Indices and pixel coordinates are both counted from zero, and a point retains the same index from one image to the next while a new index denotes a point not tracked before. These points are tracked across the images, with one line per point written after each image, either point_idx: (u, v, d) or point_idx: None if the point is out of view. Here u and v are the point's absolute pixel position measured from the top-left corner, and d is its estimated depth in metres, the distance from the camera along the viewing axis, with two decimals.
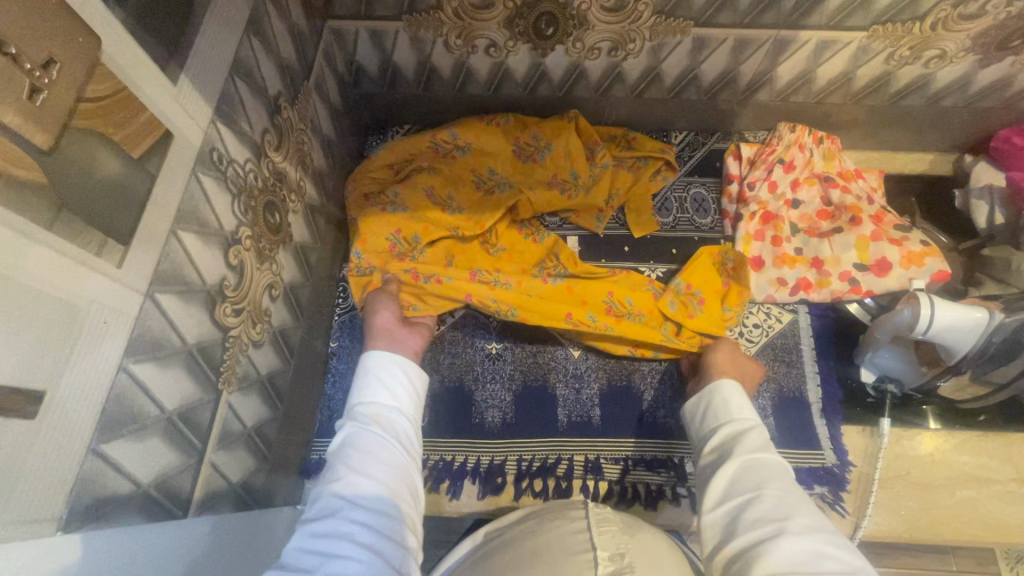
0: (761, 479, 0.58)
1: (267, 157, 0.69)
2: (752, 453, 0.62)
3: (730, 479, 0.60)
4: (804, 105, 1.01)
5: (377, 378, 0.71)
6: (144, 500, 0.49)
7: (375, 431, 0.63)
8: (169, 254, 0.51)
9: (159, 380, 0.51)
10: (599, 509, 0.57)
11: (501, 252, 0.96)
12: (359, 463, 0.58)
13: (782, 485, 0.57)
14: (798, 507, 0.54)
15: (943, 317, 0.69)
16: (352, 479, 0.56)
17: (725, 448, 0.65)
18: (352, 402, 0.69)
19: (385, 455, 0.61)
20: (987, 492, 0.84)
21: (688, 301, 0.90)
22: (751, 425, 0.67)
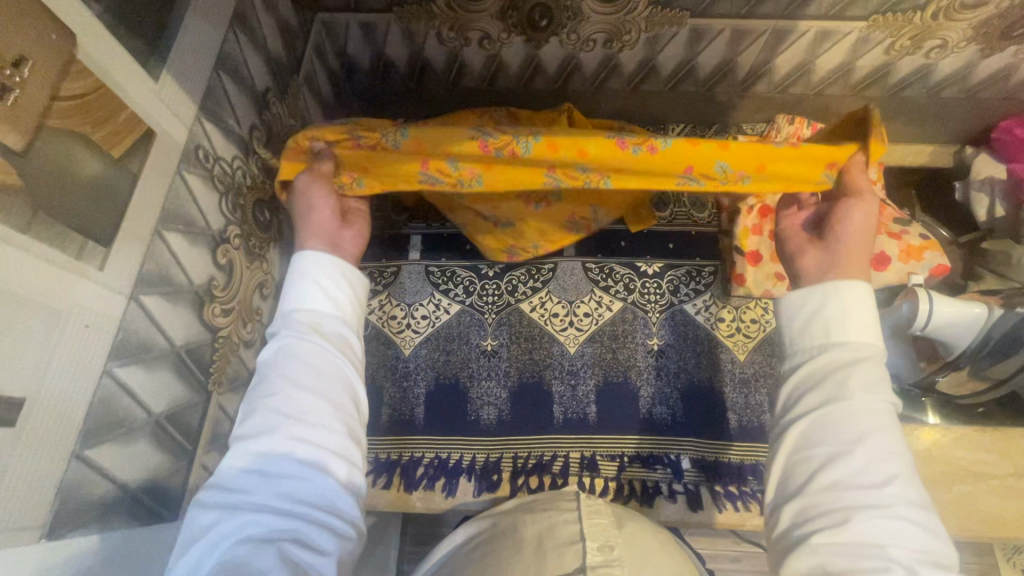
0: (859, 434, 0.46)
1: (256, 154, 0.68)
2: (857, 395, 0.47)
3: (824, 417, 0.48)
4: (803, 97, 1.00)
5: (318, 270, 0.55)
6: (132, 504, 0.49)
7: (309, 339, 0.50)
8: (154, 255, 0.50)
9: (146, 383, 0.50)
10: (591, 502, 0.56)
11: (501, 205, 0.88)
12: (293, 376, 0.47)
13: (883, 441, 0.45)
14: (897, 476, 0.44)
15: (942, 313, 0.68)
16: (285, 393, 0.47)
17: (823, 376, 0.50)
18: (286, 294, 0.54)
19: (327, 363, 0.49)
20: (986, 487, 0.84)
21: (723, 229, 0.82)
22: (862, 345, 0.51)
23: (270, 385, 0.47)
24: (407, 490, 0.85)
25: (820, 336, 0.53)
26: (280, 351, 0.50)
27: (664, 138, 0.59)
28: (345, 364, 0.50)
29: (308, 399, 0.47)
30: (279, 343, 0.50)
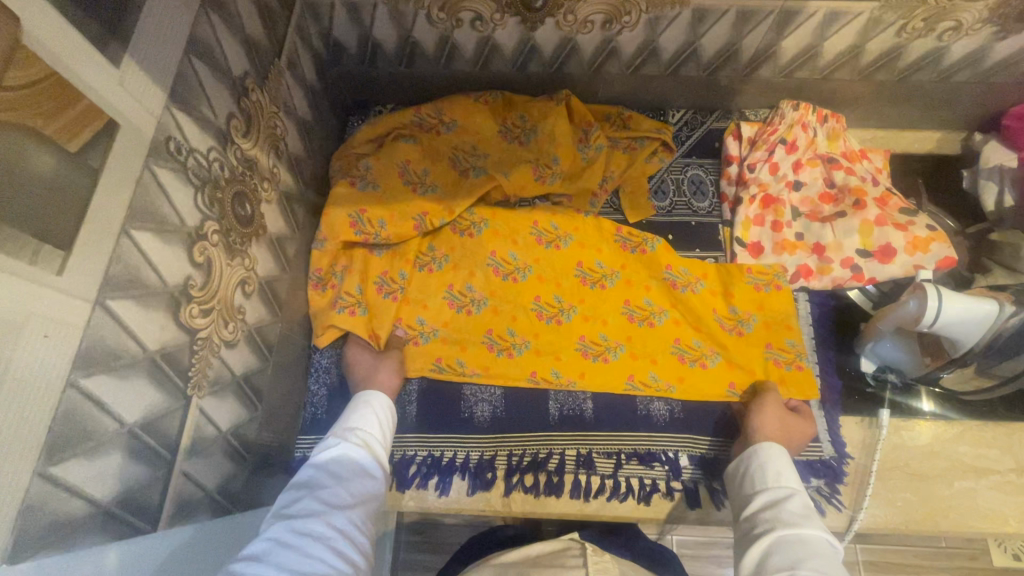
0: (796, 557, 0.55)
1: (234, 144, 0.64)
2: (786, 527, 0.59)
3: (766, 554, 0.58)
4: (809, 81, 0.96)
5: (377, 398, 0.74)
6: (106, 518, 0.47)
7: (361, 454, 0.64)
8: (122, 257, 0.47)
9: (117, 392, 0.47)
10: (595, 559, 0.68)
11: (485, 231, 0.94)
12: (341, 484, 0.59)
13: (819, 560, 0.54)
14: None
15: (952, 309, 0.66)
16: (330, 496, 0.57)
17: (762, 520, 0.63)
18: (350, 409, 0.72)
19: (363, 485, 0.61)
20: (986, 482, 0.83)
21: (701, 357, 0.87)
22: (793, 492, 0.64)
23: (321, 485, 0.58)
24: (400, 489, 0.83)
25: (759, 492, 0.67)
26: (326, 467, 0.61)
27: (615, 353, 0.88)
28: (378, 483, 0.63)
29: (349, 505, 0.58)
30: (335, 455, 0.63)
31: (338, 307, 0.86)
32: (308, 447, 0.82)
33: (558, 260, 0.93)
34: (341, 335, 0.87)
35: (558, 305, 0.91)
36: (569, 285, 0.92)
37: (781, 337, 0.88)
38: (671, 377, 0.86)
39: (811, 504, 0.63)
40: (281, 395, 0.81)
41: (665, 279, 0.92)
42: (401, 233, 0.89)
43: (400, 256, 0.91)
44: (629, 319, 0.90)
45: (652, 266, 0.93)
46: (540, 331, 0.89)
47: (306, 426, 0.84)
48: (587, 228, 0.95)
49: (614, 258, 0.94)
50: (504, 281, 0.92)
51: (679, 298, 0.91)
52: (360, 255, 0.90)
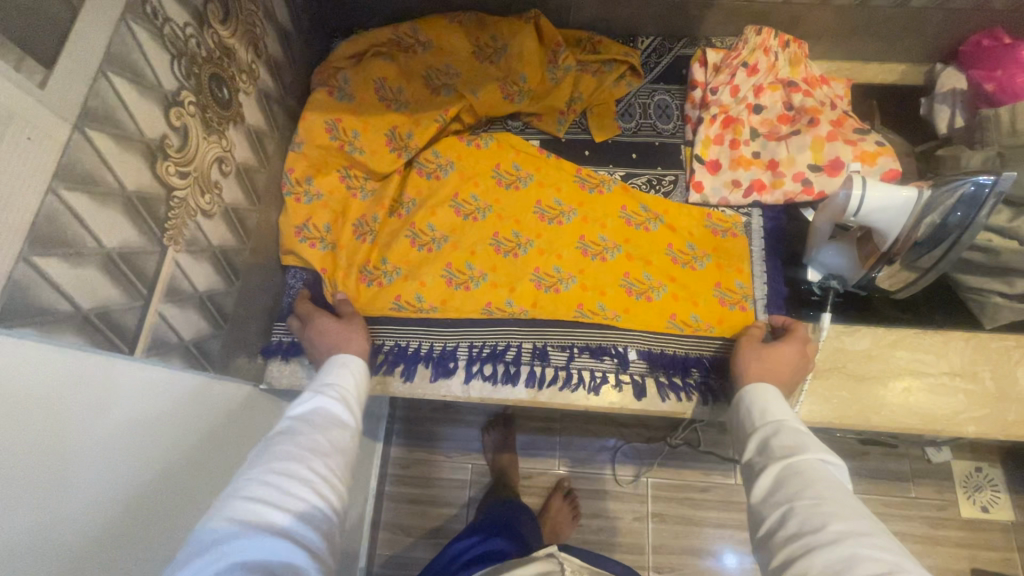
0: (793, 490, 0.56)
1: (211, 28, 0.70)
2: (780, 460, 0.60)
3: (768, 489, 0.59)
4: (771, 6, 0.99)
5: (358, 361, 0.77)
6: (85, 324, 0.53)
7: (336, 408, 0.67)
8: (99, 93, 0.53)
9: (95, 215, 0.53)
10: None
11: (452, 174, 0.99)
12: (319, 432, 0.62)
13: (818, 483, 0.55)
14: (836, 508, 0.52)
15: (874, 197, 0.70)
16: (310, 443, 0.59)
17: (760, 457, 0.63)
18: (326, 371, 0.75)
19: (341, 435, 0.64)
20: (921, 384, 0.88)
21: (648, 291, 0.92)
22: (783, 424, 0.65)
23: (301, 433, 0.60)
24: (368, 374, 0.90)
25: (753, 432, 0.67)
26: (303, 419, 0.64)
27: (566, 284, 0.93)
28: (352, 435, 0.66)
29: (328, 451, 0.60)
30: (314, 407, 0.66)
31: (301, 236, 0.92)
32: (283, 332, 0.89)
33: (519, 200, 0.99)
34: (301, 263, 0.92)
35: (515, 240, 0.96)
36: (527, 220, 0.97)
37: (731, 279, 0.93)
38: (618, 307, 0.91)
39: (806, 431, 0.64)
40: (260, 282, 0.87)
41: (621, 219, 0.97)
42: (374, 165, 0.95)
43: (377, 202, 0.96)
44: (584, 252, 0.95)
45: (609, 206, 0.98)
46: (496, 264, 0.95)
47: (282, 314, 0.91)
48: (549, 169, 1.00)
49: (573, 196, 0.98)
50: (464, 221, 0.97)
51: (634, 234, 0.96)
52: (333, 184, 0.95)
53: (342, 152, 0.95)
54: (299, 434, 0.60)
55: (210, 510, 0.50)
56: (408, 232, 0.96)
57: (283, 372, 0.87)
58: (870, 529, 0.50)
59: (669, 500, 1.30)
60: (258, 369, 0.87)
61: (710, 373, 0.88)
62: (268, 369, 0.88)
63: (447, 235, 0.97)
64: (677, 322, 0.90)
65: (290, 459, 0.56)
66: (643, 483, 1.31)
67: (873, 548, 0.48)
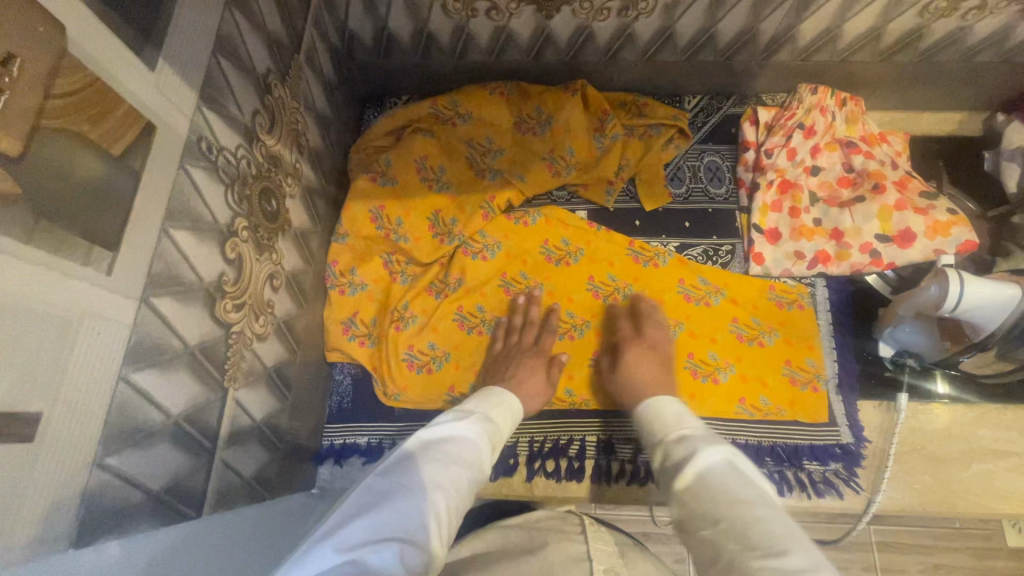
0: (704, 503, 0.46)
1: (260, 141, 0.65)
2: (678, 479, 0.50)
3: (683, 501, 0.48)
4: (827, 64, 0.95)
5: (513, 397, 0.71)
6: (156, 505, 0.49)
7: (474, 430, 0.59)
8: (162, 255, 0.48)
9: (163, 386, 0.49)
10: (594, 528, 0.62)
11: (499, 251, 0.94)
12: (451, 453, 0.54)
13: (710, 498, 0.46)
14: (736, 521, 0.42)
15: (974, 293, 0.66)
16: (460, 471, 0.52)
17: (667, 471, 0.54)
18: (479, 400, 0.68)
19: (482, 473, 0.55)
20: (1005, 465, 0.83)
21: (712, 373, 0.88)
22: (673, 440, 0.57)
23: (455, 456, 0.54)
24: None
25: (663, 441, 0.58)
26: (456, 434, 0.57)
27: None
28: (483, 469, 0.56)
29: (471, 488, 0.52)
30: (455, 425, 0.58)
31: (349, 333, 0.88)
32: (335, 434, 0.86)
33: (571, 276, 0.94)
34: (349, 358, 0.89)
35: (570, 321, 0.92)
36: (580, 298, 0.93)
37: (801, 356, 0.89)
38: (684, 393, 0.88)
39: (695, 436, 0.56)
40: (309, 386, 0.83)
41: (679, 294, 0.93)
42: (422, 250, 0.91)
43: (423, 287, 0.92)
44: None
45: (666, 280, 0.94)
46: (551, 348, 0.91)
47: (332, 417, 0.87)
48: (600, 242, 0.96)
49: (627, 271, 0.94)
50: (515, 301, 0.93)
51: (695, 311, 0.92)
52: (377, 271, 0.91)
53: (387, 240, 0.91)
54: (457, 458, 0.53)
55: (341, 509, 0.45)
56: (458, 318, 0.91)
57: (336, 476, 0.85)
58: (775, 537, 0.40)
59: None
60: (311, 475, 0.83)
61: (785, 462, 0.84)
62: (321, 474, 0.85)
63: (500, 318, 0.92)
64: (745, 406, 0.87)
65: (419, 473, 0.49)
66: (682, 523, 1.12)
67: (765, 560, 0.38)
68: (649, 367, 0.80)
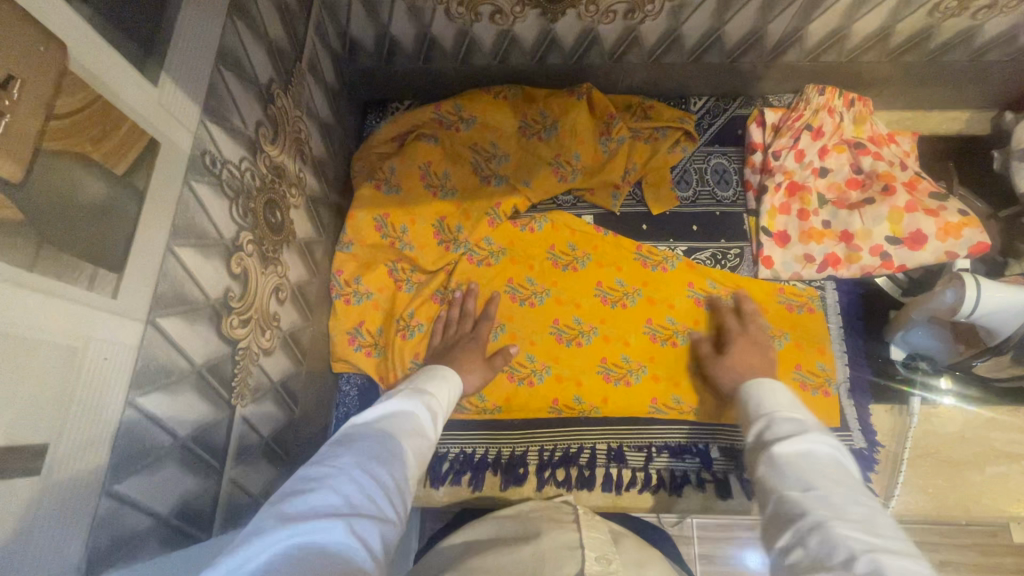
0: (799, 472, 0.46)
1: (263, 152, 0.64)
2: (779, 443, 0.50)
3: (774, 462, 0.48)
4: (834, 65, 0.94)
5: (453, 375, 0.71)
6: (165, 529, 0.48)
7: (414, 408, 0.58)
8: (167, 274, 0.47)
9: (170, 407, 0.48)
10: (589, 517, 0.59)
11: (504, 257, 0.93)
12: (395, 430, 0.52)
13: (815, 470, 0.46)
14: (835, 495, 0.43)
15: (991, 298, 0.65)
16: (399, 444, 0.51)
17: (760, 439, 0.54)
18: (420, 379, 0.67)
19: (425, 449, 0.54)
20: (1018, 468, 0.82)
21: None
22: (777, 415, 0.56)
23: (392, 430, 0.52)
24: (434, 485, 0.85)
25: (763, 413, 0.57)
26: (395, 414, 0.55)
27: (637, 376, 0.88)
28: (426, 445, 0.55)
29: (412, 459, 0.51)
30: (397, 405, 0.57)
31: (355, 344, 0.87)
32: None
33: (578, 281, 0.93)
34: (353, 368, 0.87)
35: (577, 327, 0.91)
36: (588, 304, 0.92)
37: (812, 360, 0.88)
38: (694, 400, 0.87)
39: (804, 417, 0.55)
40: (316, 397, 0.82)
41: (687, 298, 0.92)
42: (426, 257, 0.90)
43: (428, 294, 0.90)
44: (651, 338, 0.90)
45: (674, 285, 0.93)
46: (559, 355, 0.90)
47: (338, 428, 0.86)
48: (607, 247, 0.95)
49: (635, 276, 0.93)
50: (522, 307, 0.92)
51: (705, 315, 0.91)
52: (381, 280, 0.90)
53: (392, 247, 0.89)
54: (395, 432, 0.52)
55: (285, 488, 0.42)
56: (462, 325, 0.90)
57: None
58: (864, 519, 0.41)
59: (717, 541, 1.04)
60: None
61: None
62: None
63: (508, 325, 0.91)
64: None
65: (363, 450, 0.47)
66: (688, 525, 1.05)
67: (859, 534, 0.39)
68: (758, 359, 0.79)
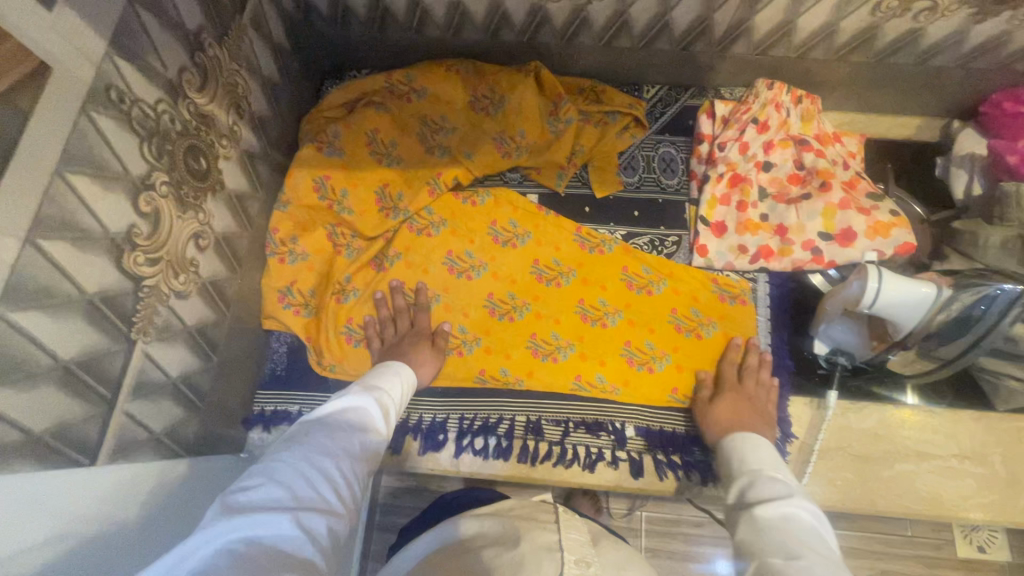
0: (781, 543, 0.49)
1: (187, 99, 0.65)
2: (762, 511, 0.54)
3: (761, 532, 0.52)
4: (784, 60, 0.94)
5: (405, 371, 0.75)
6: (39, 447, 0.49)
7: (369, 402, 0.61)
8: (56, 198, 0.48)
9: (51, 329, 0.49)
10: (567, 516, 0.60)
11: (444, 228, 0.94)
12: (343, 425, 0.56)
13: (797, 539, 0.49)
14: (816, 563, 0.45)
15: (890, 291, 0.66)
16: (347, 438, 0.54)
17: (744, 503, 0.58)
18: (378, 373, 0.72)
19: (376, 440, 0.58)
20: (927, 467, 0.84)
21: (648, 362, 0.88)
22: (763, 476, 0.61)
23: (340, 427, 0.55)
24: None
25: (748, 476, 0.62)
26: (346, 410, 0.59)
27: (564, 352, 0.89)
28: (378, 436, 0.59)
29: (362, 453, 0.54)
30: (352, 401, 0.61)
31: (285, 302, 0.88)
32: (265, 401, 0.86)
33: (515, 259, 0.94)
34: (283, 327, 0.89)
35: (511, 302, 0.92)
36: (523, 281, 0.93)
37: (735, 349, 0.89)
38: (617, 380, 0.88)
39: (789, 482, 0.59)
40: (242, 350, 0.84)
41: (621, 281, 0.93)
42: (367, 224, 0.91)
43: (366, 260, 0.92)
44: (583, 317, 0.91)
45: (611, 268, 0.94)
46: (490, 328, 0.91)
47: (264, 382, 0.88)
48: (548, 226, 0.96)
49: (572, 256, 0.94)
50: (458, 279, 0.93)
51: (636, 298, 0.92)
52: (319, 241, 0.91)
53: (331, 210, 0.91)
54: (344, 429, 0.55)
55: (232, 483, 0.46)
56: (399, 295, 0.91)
57: (264, 442, 0.85)
58: None
59: (663, 536, 1.10)
60: (238, 439, 0.84)
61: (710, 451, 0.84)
62: (248, 438, 0.85)
63: (442, 294, 0.92)
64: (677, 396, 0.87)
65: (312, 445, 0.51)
66: (637, 517, 1.11)
67: None
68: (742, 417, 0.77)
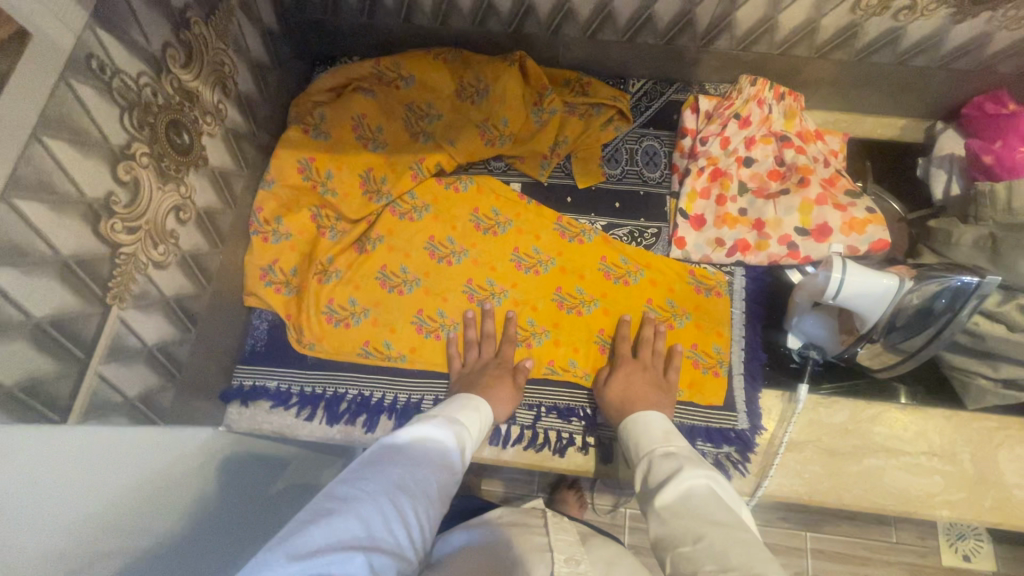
0: (683, 524, 0.49)
1: (169, 74, 0.67)
2: (661, 495, 0.54)
3: (662, 515, 0.52)
4: (766, 57, 0.95)
5: (484, 405, 0.72)
6: (8, 400, 0.50)
7: (447, 438, 0.59)
8: (32, 160, 0.50)
9: (24, 286, 0.51)
10: (557, 519, 0.58)
11: (426, 214, 0.96)
12: (424, 462, 0.54)
13: (695, 517, 0.49)
14: (716, 539, 0.46)
15: (854, 282, 0.67)
16: (426, 477, 0.53)
17: (647, 490, 0.58)
18: (454, 402, 0.69)
19: (451, 479, 0.56)
20: (895, 463, 0.84)
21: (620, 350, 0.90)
22: (655, 456, 0.61)
23: (419, 463, 0.54)
24: (330, 424, 0.86)
25: (645, 459, 0.63)
26: (427, 442, 0.57)
27: (539, 338, 0.91)
28: (454, 477, 0.57)
29: (437, 495, 0.53)
30: (433, 433, 0.59)
31: (267, 280, 0.90)
32: (245, 376, 0.88)
33: (495, 246, 0.96)
34: (264, 304, 0.90)
35: (489, 288, 0.93)
36: (503, 268, 0.94)
37: (708, 341, 0.90)
38: (589, 366, 0.89)
39: (682, 455, 0.60)
40: (223, 324, 0.85)
41: (599, 271, 0.94)
42: (352, 207, 0.93)
43: (349, 241, 0.93)
44: (559, 305, 0.92)
45: (589, 257, 0.95)
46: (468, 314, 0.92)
47: (245, 357, 0.89)
48: (529, 215, 0.97)
49: (552, 245, 0.95)
50: (438, 264, 0.94)
51: (612, 287, 0.93)
52: (302, 222, 0.92)
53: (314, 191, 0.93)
54: (424, 464, 0.54)
55: (311, 507, 0.46)
56: (378, 277, 0.93)
57: (241, 416, 0.87)
58: (738, 558, 0.43)
59: (648, 533, 1.11)
60: (216, 412, 0.86)
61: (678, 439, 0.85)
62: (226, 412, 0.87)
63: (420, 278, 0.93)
64: None
65: (390, 480, 0.50)
66: (621, 514, 1.13)
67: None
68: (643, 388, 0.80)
